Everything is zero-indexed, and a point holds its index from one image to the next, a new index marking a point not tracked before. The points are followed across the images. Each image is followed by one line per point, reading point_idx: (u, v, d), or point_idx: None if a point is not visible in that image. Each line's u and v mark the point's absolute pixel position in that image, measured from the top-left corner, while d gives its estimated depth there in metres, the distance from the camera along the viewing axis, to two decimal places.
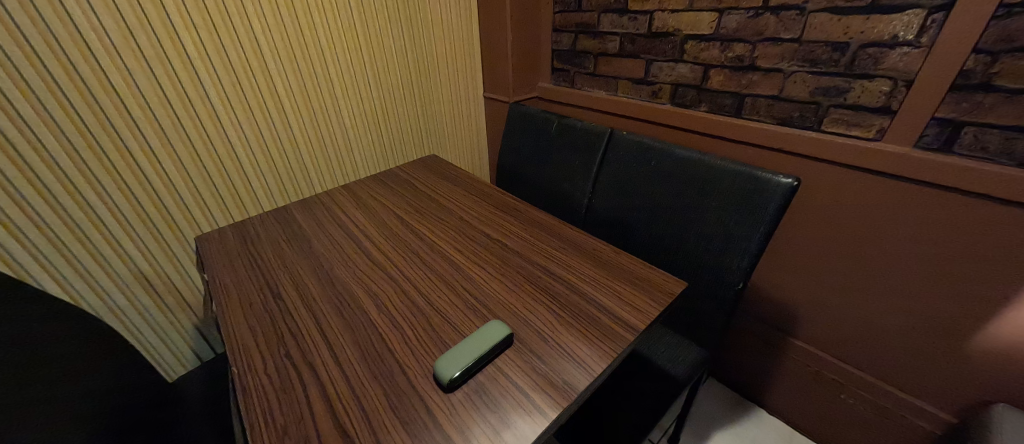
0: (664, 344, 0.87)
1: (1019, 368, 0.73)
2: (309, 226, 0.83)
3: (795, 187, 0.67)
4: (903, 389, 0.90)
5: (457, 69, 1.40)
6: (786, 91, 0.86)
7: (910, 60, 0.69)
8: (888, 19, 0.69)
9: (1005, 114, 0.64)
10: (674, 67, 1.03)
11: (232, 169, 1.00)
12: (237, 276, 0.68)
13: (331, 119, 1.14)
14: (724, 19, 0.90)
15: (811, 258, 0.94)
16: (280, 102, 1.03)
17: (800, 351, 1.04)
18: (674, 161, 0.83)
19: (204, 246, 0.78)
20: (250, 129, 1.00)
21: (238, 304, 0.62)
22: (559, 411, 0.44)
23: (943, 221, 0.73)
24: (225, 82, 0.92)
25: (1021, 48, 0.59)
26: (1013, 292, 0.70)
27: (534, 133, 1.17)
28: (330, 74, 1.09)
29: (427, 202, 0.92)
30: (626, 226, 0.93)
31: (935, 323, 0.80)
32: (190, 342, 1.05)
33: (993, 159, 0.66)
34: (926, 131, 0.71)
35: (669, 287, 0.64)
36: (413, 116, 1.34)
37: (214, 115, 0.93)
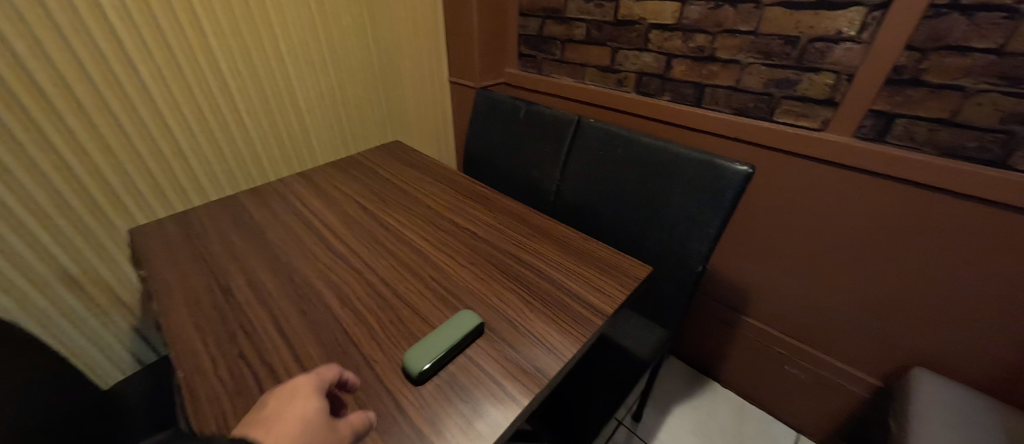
0: (630, 326, 0.90)
1: (934, 335, 0.82)
2: (264, 216, 0.78)
3: (750, 174, 0.71)
4: (838, 359, 0.99)
5: (421, 51, 1.35)
6: (743, 82, 0.89)
7: (852, 55, 0.74)
8: (834, 15, 0.73)
9: (930, 108, 0.70)
10: (639, 56, 1.05)
11: (171, 155, 0.91)
12: (180, 272, 0.63)
13: (284, 102, 1.06)
14: (686, 9, 0.92)
15: (762, 241, 1.00)
16: (225, 83, 0.94)
17: (751, 328, 1.12)
18: (640, 148, 0.84)
19: (141, 240, 0.70)
20: (191, 113, 0.90)
21: (184, 300, 0.57)
22: (531, 398, 0.45)
23: (876, 206, 0.80)
24: (158, 58, 0.82)
25: (947, 46, 0.65)
26: (931, 268, 0.78)
27: (501, 120, 1.15)
28: (281, 52, 1.01)
29: (392, 190, 0.89)
30: (593, 212, 0.94)
31: (868, 298, 0.88)
32: (123, 341, 0.97)
33: (919, 148, 0.73)
34: (864, 122, 0.77)
35: (635, 272, 0.66)
36: (375, 100, 1.28)
37: (148, 96, 0.83)
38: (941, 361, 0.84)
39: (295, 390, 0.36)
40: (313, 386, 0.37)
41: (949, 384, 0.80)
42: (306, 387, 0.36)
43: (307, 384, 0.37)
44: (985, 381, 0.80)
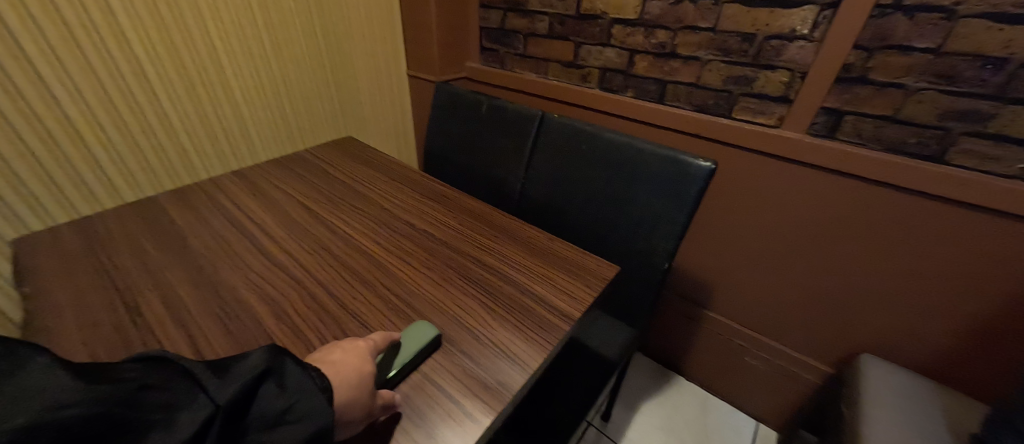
0: (598, 327, 0.88)
1: (879, 323, 0.87)
2: (188, 221, 0.68)
3: (712, 171, 0.71)
4: (794, 349, 1.03)
5: (375, 42, 1.27)
6: (703, 79, 0.90)
7: (805, 53, 0.75)
8: (788, 13, 0.74)
9: (876, 105, 0.72)
10: (602, 52, 1.03)
11: (72, 150, 0.76)
12: (76, 289, 0.53)
13: (217, 93, 0.94)
14: (647, 5, 0.91)
15: (723, 237, 1.02)
16: (142, 68, 0.81)
17: (713, 322, 1.14)
18: (604, 144, 0.82)
19: (27, 252, 0.59)
20: (97, 99, 0.76)
21: (77, 324, 0.47)
22: (493, 417, 0.40)
23: (828, 200, 0.83)
24: (51, 36, 0.69)
25: (891, 46, 0.68)
26: (877, 259, 0.81)
27: (463, 115, 1.09)
28: (211, 33, 0.89)
29: (342, 190, 0.81)
30: (558, 211, 0.91)
31: (820, 289, 0.92)
32: None
33: (865, 144, 0.76)
34: (816, 119, 0.79)
35: (602, 271, 0.63)
36: (324, 92, 1.18)
37: (38, 76, 0.69)
38: (886, 347, 0.88)
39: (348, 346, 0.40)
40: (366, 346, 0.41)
41: (894, 368, 0.84)
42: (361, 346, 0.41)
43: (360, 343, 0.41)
44: (924, 363, 0.85)
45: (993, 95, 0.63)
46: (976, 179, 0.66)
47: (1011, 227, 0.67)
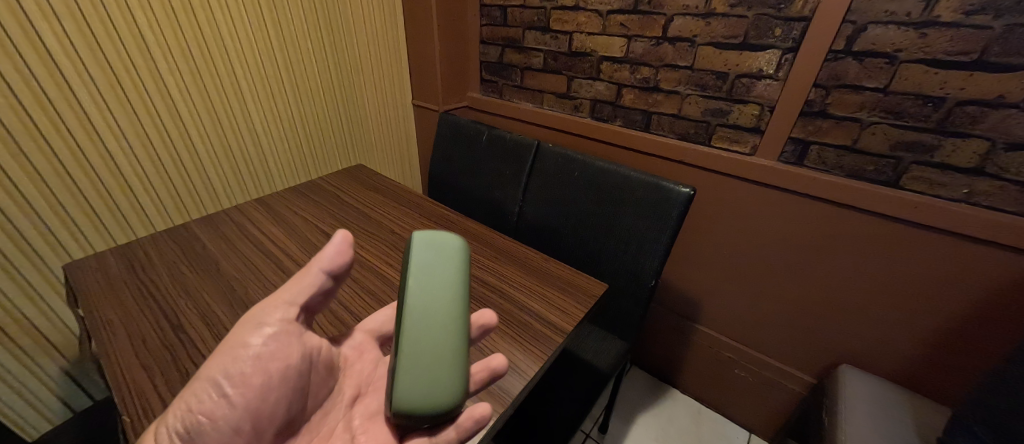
0: (592, 340, 0.94)
1: (854, 333, 0.93)
2: (218, 246, 0.75)
3: (692, 195, 0.78)
4: (779, 361, 1.08)
5: (383, 76, 1.37)
6: (684, 111, 0.98)
7: (772, 90, 0.84)
8: (755, 55, 0.84)
9: (836, 136, 0.81)
10: (592, 85, 1.12)
11: (112, 184, 0.86)
12: (124, 308, 0.59)
13: (240, 127, 1.04)
14: (632, 45, 1.00)
15: (708, 254, 1.09)
16: (175, 108, 0.91)
17: (703, 335, 1.20)
18: (594, 171, 0.90)
19: (75, 276, 0.66)
20: (135, 138, 0.87)
21: (129, 339, 0.54)
22: (497, 417, 0.47)
23: (800, 221, 0.90)
24: (100, 82, 0.79)
25: (845, 85, 0.77)
26: (847, 274, 0.88)
27: (465, 143, 1.18)
28: (237, 76, 0.99)
29: (354, 215, 0.89)
30: (553, 232, 0.98)
31: (800, 303, 0.98)
32: (48, 380, 0.88)
33: (830, 171, 0.84)
34: (786, 148, 0.87)
35: (592, 289, 0.70)
36: (336, 123, 1.27)
37: (87, 121, 0.79)
38: (863, 357, 0.94)
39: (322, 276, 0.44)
40: (306, 281, 0.44)
41: (869, 377, 0.90)
42: (273, 311, 0.42)
43: (276, 315, 0.42)
44: (897, 371, 0.91)
45: (935, 129, 0.71)
46: (926, 203, 0.74)
47: (960, 244, 0.74)
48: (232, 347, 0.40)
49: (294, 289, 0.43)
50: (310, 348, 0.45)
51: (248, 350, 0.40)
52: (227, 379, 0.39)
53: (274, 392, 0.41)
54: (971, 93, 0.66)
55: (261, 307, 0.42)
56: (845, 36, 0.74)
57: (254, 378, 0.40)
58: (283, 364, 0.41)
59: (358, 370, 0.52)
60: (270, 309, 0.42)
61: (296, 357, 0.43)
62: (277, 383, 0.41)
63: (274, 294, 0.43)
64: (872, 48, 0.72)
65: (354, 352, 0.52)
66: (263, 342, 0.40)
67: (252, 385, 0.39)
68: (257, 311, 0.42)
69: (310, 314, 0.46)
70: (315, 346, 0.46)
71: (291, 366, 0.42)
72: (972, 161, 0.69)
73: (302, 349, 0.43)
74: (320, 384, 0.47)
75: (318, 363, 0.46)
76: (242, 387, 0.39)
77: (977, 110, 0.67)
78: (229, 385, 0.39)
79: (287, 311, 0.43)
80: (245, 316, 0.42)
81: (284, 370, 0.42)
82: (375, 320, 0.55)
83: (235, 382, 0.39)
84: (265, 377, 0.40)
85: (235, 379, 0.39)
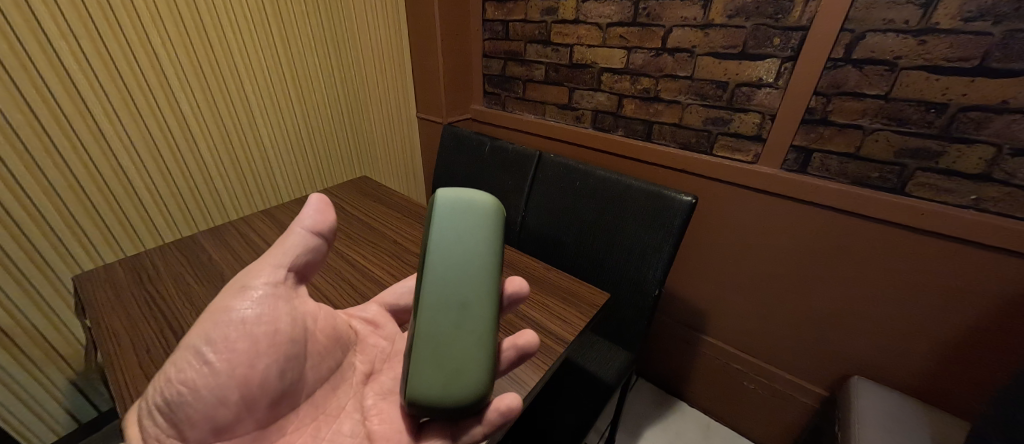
0: (596, 350, 0.93)
1: (865, 344, 0.91)
2: (223, 257, 0.76)
3: (693, 204, 0.78)
4: (789, 372, 1.06)
5: (388, 90, 1.39)
6: (685, 120, 0.99)
7: (772, 98, 0.85)
8: (754, 65, 0.84)
9: (839, 144, 0.80)
10: (594, 96, 1.13)
11: (123, 196, 0.88)
12: (130, 319, 0.60)
13: (248, 140, 1.06)
14: (632, 56, 1.02)
15: (713, 263, 1.08)
16: (186, 121, 0.93)
17: (710, 346, 1.18)
18: (596, 180, 0.91)
19: (83, 287, 0.67)
20: (146, 152, 0.89)
21: (133, 349, 0.54)
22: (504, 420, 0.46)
23: (806, 230, 0.89)
24: (115, 98, 0.82)
25: (846, 92, 0.76)
26: (856, 283, 0.87)
27: (468, 154, 1.19)
28: (246, 91, 1.02)
29: (357, 226, 0.90)
30: (556, 241, 0.98)
31: (808, 313, 0.96)
32: (57, 392, 0.89)
33: (834, 178, 0.83)
34: (788, 156, 0.87)
35: (594, 299, 0.69)
36: (342, 136, 1.30)
37: (101, 135, 0.82)
38: (875, 368, 0.92)
39: (303, 235, 0.44)
40: (287, 243, 0.44)
41: (882, 389, 0.88)
42: (257, 275, 0.43)
43: (260, 278, 0.43)
44: (912, 383, 0.88)
45: (939, 135, 0.70)
46: (934, 209, 0.73)
47: (971, 252, 0.72)
48: (215, 310, 0.41)
49: (276, 252, 0.44)
50: (299, 315, 0.46)
51: (234, 314, 0.42)
52: (209, 345, 0.40)
53: (262, 360, 0.42)
54: (973, 99, 0.66)
55: (246, 271, 0.44)
56: (844, 44, 0.74)
57: (240, 343, 0.41)
58: (270, 330, 0.43)
59: (372, 345, 0.56)
60: (254, 273, 0.43)
61: (283, 323, 0.44)
62: (265, 349, 0.42)
63: (259, 259, 0.44)
64: (871, 55, 0.72)
65: (368, 326, 0.57)
66: (250, 306, 0.42)
67: (237, 350, 0.41)
68: (242, 275, 0.43)
69: (301, 277, 0.47)
70: (307, 313, 0.47)
71: (278, 333, 0.43)
72: (979, 167, 0.69)
73: (290, 314, 0.45)
74: (318, 356, 0.48)
75: (313, 332, 0.47)
76: (227, 352, 0.41)
77: (981, 116, 0.66)
78: (212, 351, 0.40)
79: (272, 274, 0.44)
80: (231, 281, 0.43)
81: (271, 336, 0.43)
82: (392, 295, 0.61)
83: (218, 348, 0.41)
84: (251, 343, 0.41)
85: (219, 344, 0.41)
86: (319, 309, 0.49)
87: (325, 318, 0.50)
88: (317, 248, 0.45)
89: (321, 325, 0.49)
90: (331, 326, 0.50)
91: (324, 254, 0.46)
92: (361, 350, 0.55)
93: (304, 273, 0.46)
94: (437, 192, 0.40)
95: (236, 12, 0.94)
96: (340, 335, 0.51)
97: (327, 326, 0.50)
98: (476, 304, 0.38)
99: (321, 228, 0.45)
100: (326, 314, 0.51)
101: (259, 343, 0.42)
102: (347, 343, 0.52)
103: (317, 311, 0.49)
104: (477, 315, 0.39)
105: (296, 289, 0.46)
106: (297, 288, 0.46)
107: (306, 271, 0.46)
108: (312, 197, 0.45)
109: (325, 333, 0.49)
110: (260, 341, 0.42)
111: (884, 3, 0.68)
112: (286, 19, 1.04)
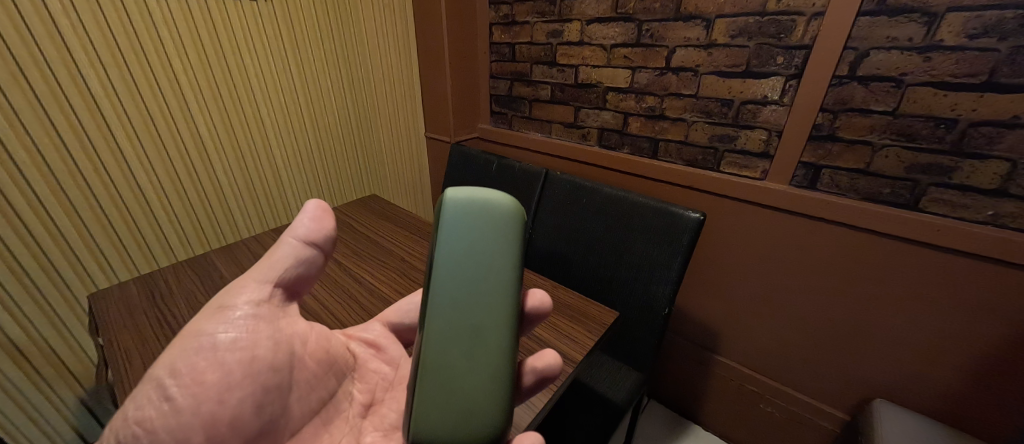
0: (605, 371, 0.91)
1: (885, 365, 0.88)
2: (236, 276, 0.77)
3: (702, 220, 0.77)
4: (807, 395, 1.02)
5: (397, 110, 1.43)
6: (691, 137, 0.99)
7: (778, 115, 0.85)
8: (758, 83, 0.85)
9: (849, 160, 0.80)
10: (599, 114, 1.15)
11: (140, 215, 0.90)
12: (142, 337, 0.61)
13: (261, 160, 1.09)
14: (636, 75, 1.03)
15: (724, 281, 1.06)
16: (203, 143, 0.96)
17: (724, 367, 1.14)
18: (603, 197, 0.91)
19: (100, 305, 0.68)
20: (164, 173, 0.92)
21: (144, 368, 0.55)
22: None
23: (818, 247, 0.87)
24: (136, 122, 0.85)
25: (852, 109, 0.76)
26: (872, 302, 0.85)
27: (475, 173, 1.21)
28: (261, 113, 1.05)
29: (368, 244, 0.91)
30: (563, 259, 0.98)
31: (824, 332, 0.94)
32: (67, 412, 0.89)
33: (845, 194, 0.82)
34: (797, 172, 0.87)
35: (601, 317, 0.68)
36: (351, 155, 1.32)
37: (122, 157, 0.85)
38: (897, 390, 0.88)
39: (295, 246, 0.44)
40: (276, 256, 0.44)
41: (906, 413, 0.84)
42: (240, 292, 0.43)
43: (241, 297, 0.43)
44: (937, 407, 0.85)
45: (951, 151, 0.70)
46: (950, 225, 0.71)
47: (991, 269, 0.71)
48: (186, 336, 0.40)
49: (263, 267, 0.44)
50: (282, 339, 0.45)
51: (207, 339, 0.40)
52: (174, 377, 0.39)
53: (235, 392, 0.40)
54: (984, 114, 0.65)
55: (227, 290, 0.43)
56: (848, 62, 0.74)
57: (208, 374, 0.40)
58: (247, 357, 0.42)
59: (373, 371, 0.56)
60: (236, 291, 0.43)
61: (263, 349, 0.43)
62: (240, 380, 0.41)
63: (243, 276, 0.44)
64: (876, 72, 0.72)
65: (369, 349, 0.57)
66: (225, 330, 0.41)
67: (206, 383, 0.39)
68: (222, 294, 0.43)
69: (290, 293, 0.47)
70: (293, 336, 0.46)
71: (256, 360, 0.42)
72: (993, 182, 0.68)
73: (272, 338, 0.44)
74: (306, 384, 0.47)
75: (300, 357, 0.46)
76: (194, 386, 0.39)
77: (992, 131, 0.66)
78: (175, 384, 0.39)
79: (256, 291, 0.43)
80: (210, 302, 0.43)
81: (247, 365, 0.41)
82: (396, 314, 0.61)
83: (184, 381, 0.39)
84: (223, 374, 0.40)
85: (186, 376, 0.39)
86: (308, 331, 0.49)
87: (316, 340, 0.49)
88: (308, 260, 0.45)
89: (309, 349, 0.48)
90: (323, 350, 0.50)
91: (316, 266, 0.46)
92: (359, 377, 0.54)
93: (293, 288, 0.46)
94: (446, 193, 0.40)
95: (254, 39, 0.99)
96: (332, 360, 0.51)
97: (317, 350, 0.49)
98: (489, 328, 0.38)
99: (313, 238, 0.45)
100: (317, 335, 0.50)
101: (232, 374, 0.40)
102: (341, 370, 0.52)
103: (306, 333, 0.48)
104: (490, 336, 0.38)
105: (282, 307, 0.46)
106: (283, 306, 0.46)
107: (295, 286, 0.46)
108: (308, 206, 0.45)
109: (314, 358, 0.48)
110: (234, 371, 0.41)
111: (886, 21, 0.69)
112: (301, 44, 1.09)
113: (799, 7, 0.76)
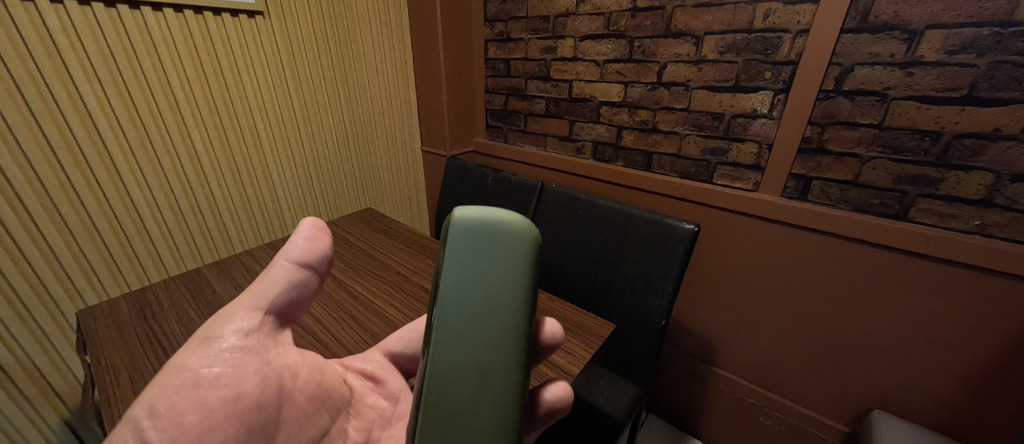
0: (602, 385, 0.90)
1: (883, 376, 0.88)
2: (230, 292, 0.76)
3: (696, 231, 0.78)
4: (806, 407, 1.02)
5: (393, 125, 1.44)
6: (683, 150, 1.01)
7: (768, 128, 0.87)
8: (747, 97, 0.87)
9: (838, 171, 0.81)
10: (593, 128, 1.16)
11: (133, 231, 0.89)
12: (133, 354, 0.60)
13: (258, 176, 1.09)
14: (628, 90, 1.05)
15: (721, 292, 1.06)
16: (198, 158, 0.96)
17: (722, 379, 1.14)
18: (597, 209, 0.92)
19: (86, 322, 0.67)
20: (158, 188, 0.91)
21: (131, 386, 0.54)
22: None
23: (812, 257, 0.88)
24: (132, 138, 0.85)
25: (839, 122, 0.78)
26: (867, 312, 0.85)
27: (471, 186, 1.22)
28: (258, 126, 1.06)
29: (363, 258, 0.90)
30: (559, 271, 0.98)
31: (822, 343, 0.94)
32: (49, 436, 0.87)
33: (836, 205, 0.83)
34: (788, 184, 0.88)
35: (599, 331, 0.68)
36: (348, 169, 1.33)
37: (116, 173, 0.84)
38: (896, 402, 0.88)
39: (288, 269, 0.44)
40: (269, 280, 0.44)
41: (905, 426, 0.84)
42: (229, 322, 0.42)
43: (230, 327, 0.42)
44: (936, 419, 0.85)
45: (937, 162, 0.71)
46: (939, 235, 0.72)
47: (982, 279, 0.71)
48: (168, 371, 0.39)
49: (254, 293, 0.43)
50: (270, 373, 0.44)
51: (190, 374, 0.40)
52: (152, 419, 0.37)
53: (217, 434, 0.39)
54: (966, 126, 0.67)
55: (215, 319, 0.42)
56: (833, 77, 0.76)
57: (189, 416, 0.38)
58: (231, 395, 0.40)
59: (370, 406, 0.55)
60: (224, 320, 0.42)
61: (248, 385, 0.42)
62: (222, 421, 0.39)
63: (232, 304, 0.43)
64: (861, 87, 0.74)
65: (368, 382, 0.56)
66: (211, 363, 0.40)
67: (186, 425, 0.38)
68: (210, 324, 0.42)
69: (282, 320, 0.46)
70: (282, 368, 0.45)
71: (241, 398, 0.41)
72: (979, 192, 0.69)
73: (258, 374, 0.43)
74: (296, 422, 0.46)
75: (289, 393, 0.45)
76: (173, 429, 0.37)
77: (975, 143, 0.67)
78: (153, 427, 0.37)
79: (245, 320, 0.43)
80: (196, 332, 0.41)
81: (231, 403, 0.40)
82: (398, 343, 0.59)
83: (162, 424, 0.37)
84: (204, 414, 0.39)
85: (165, 418, 0.38)
86: (299, 363, 0.48)
87: (307, 374, 0.48)
88: (301, 283, 0.44)
89: (300, 384, 0.46)
90: (314, 384, 0.49)
91: (310, 289, 0.45)
92: (356, 413, 0.54)
93: (283, 315, 0.45)
94: (454, 210, 0.38)
95: (252, 54, 1.00)
96: (324, 395, 0.50)
97: (308, 385, 0.47)
98: (498, 363, 0.37)
99: (308, 259, 0.44)
100: (309, 368, 0.49)
101: (214, 414, 0.39)
102: (335, 405, 0.51)
103: (296, 366, 0.47)
104: (498, 372, 0.37)
105: (273, 337, 0.45)
106: (275, 334, 0.45)
107: (287, 312, 0.45)
108: (303, 226, 0.45)
109: (305, 393, 0.47)
110: (216, 410, 0.39)
111: (867, 38, 0.71)
112: (299, 59, 1.10)
113: (785, 24, 0.78)
